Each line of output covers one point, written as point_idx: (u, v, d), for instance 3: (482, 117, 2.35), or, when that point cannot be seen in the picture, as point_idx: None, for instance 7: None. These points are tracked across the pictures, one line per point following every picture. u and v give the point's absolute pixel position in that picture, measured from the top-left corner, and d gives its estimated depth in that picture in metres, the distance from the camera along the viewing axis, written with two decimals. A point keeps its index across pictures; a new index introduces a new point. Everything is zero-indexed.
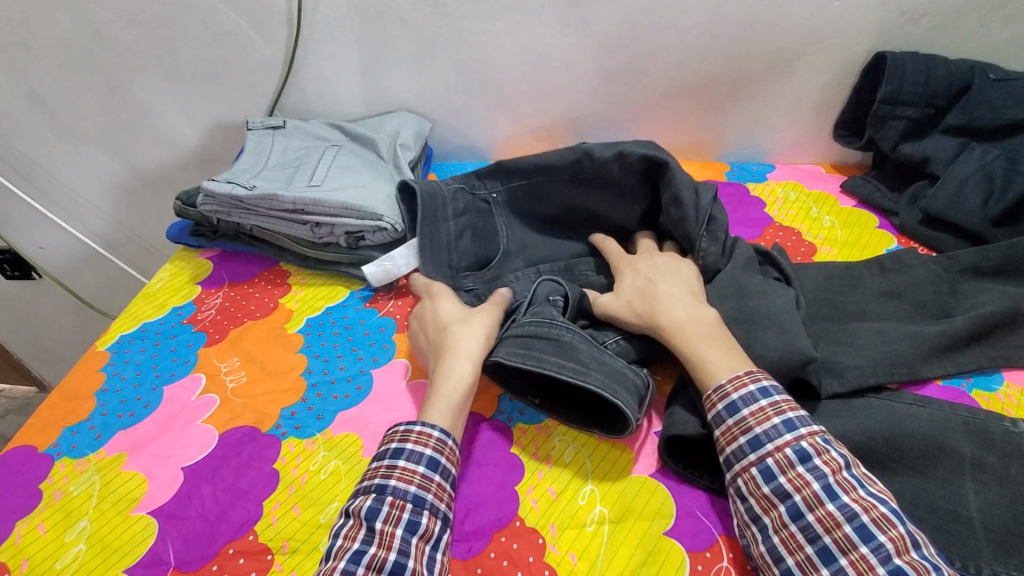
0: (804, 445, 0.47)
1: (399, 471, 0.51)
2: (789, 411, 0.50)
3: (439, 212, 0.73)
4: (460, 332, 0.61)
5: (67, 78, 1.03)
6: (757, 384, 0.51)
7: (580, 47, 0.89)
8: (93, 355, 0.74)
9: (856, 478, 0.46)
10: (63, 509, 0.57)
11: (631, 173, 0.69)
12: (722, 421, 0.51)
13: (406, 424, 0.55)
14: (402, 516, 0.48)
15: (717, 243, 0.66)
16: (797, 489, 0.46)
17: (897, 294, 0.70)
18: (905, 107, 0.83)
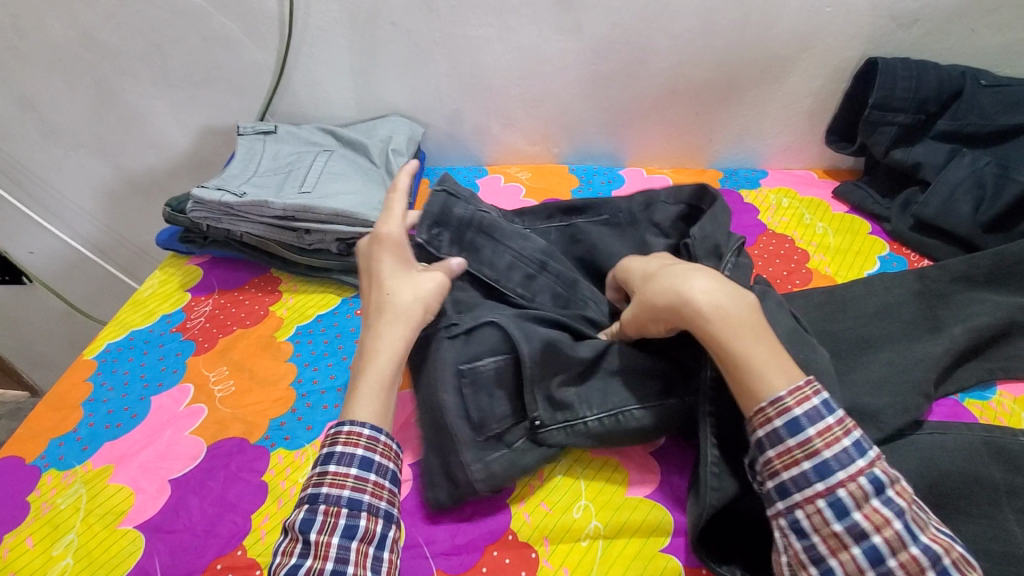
0: (878, 474, 0.43)
1: (332, 476, 0.51)
2: (855, 431, 0.45)
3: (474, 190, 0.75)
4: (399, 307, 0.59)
5: (56, 82, 1.02)
6: (819, 398, 0.46)
7: (573, 52, 0.89)
8: (80, 363, 0.73)
9: (924, 512, 0.44)
10: (50, 522, 0.57)
11: (675, 203, 0.73)
12: (763, 456, 0.46)
13: (338, 423, 0.54)
14: (337, 522, 0.48)
15: (728, 274, 0.64)
16: (876, 527, 0.42)
17: (888, 309, 0.70)
18: (896, 113, 0.84)
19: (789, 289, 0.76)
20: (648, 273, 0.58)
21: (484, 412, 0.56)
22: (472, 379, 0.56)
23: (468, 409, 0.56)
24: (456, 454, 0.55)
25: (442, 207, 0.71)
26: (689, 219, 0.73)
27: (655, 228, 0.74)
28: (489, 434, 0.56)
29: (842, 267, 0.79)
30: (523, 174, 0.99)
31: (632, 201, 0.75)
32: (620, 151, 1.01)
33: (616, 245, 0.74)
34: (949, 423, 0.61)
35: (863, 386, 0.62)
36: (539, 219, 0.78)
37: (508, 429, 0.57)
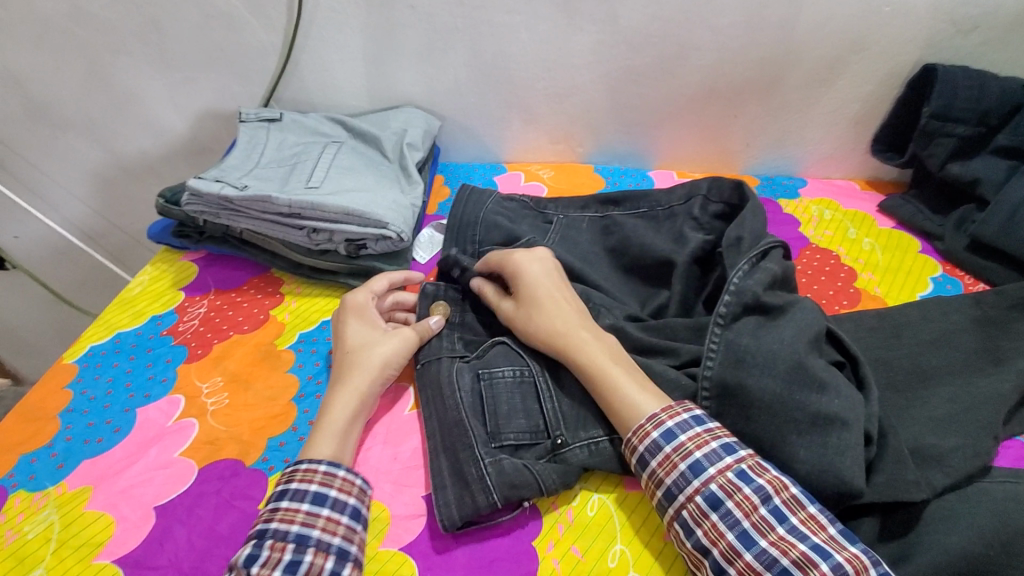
0: (714, 490, 0.46)
1: (282, 511, 0.47)
2: (695, 451, 0.47)
3: (492, 200, 0.77)
4: (366, 354, 0.59)
5: (43, 57, 0.95)
6: (659, 429, 0.49)
7: (605, 45, 0.82)
8: (59, 368, 0.66)
9: (776, 512, 0.44)
10: (14, 555, 0.50)
11: (720, 194, 0.69)
12: (671, 442, 0.48)
13: (291, 466, 0.51)
14: (282, 558, 0.45)
15: (765, 274, 0.56)
16: (713, 542, 0.44)
17: (946, 335, 0.64)
18: (955, 124, 0.79)
19: (836, 310, 0.70)
20: (538, 291, 0.60)
21: (501, 419, 0.55)
22: (489, 384, 0.57)
23: (485, 408, 0.56)
24: (468, 449, 0.53)
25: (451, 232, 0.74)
26: (729, 218, 0.69)
27: (694, 222, 0.70)
28: (504, 441, 0.54)
29: (892, 288, 0.73)
30: (544, 173, 0.92)
31: (672, 195, 0.72)
32: (648, 153, 0.95)
33: (651, 236, 0.70)
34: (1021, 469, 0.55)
35: (924, 426, 0.56)
36: (574, 210, 0.76)
37: (526, 445, 0.54)
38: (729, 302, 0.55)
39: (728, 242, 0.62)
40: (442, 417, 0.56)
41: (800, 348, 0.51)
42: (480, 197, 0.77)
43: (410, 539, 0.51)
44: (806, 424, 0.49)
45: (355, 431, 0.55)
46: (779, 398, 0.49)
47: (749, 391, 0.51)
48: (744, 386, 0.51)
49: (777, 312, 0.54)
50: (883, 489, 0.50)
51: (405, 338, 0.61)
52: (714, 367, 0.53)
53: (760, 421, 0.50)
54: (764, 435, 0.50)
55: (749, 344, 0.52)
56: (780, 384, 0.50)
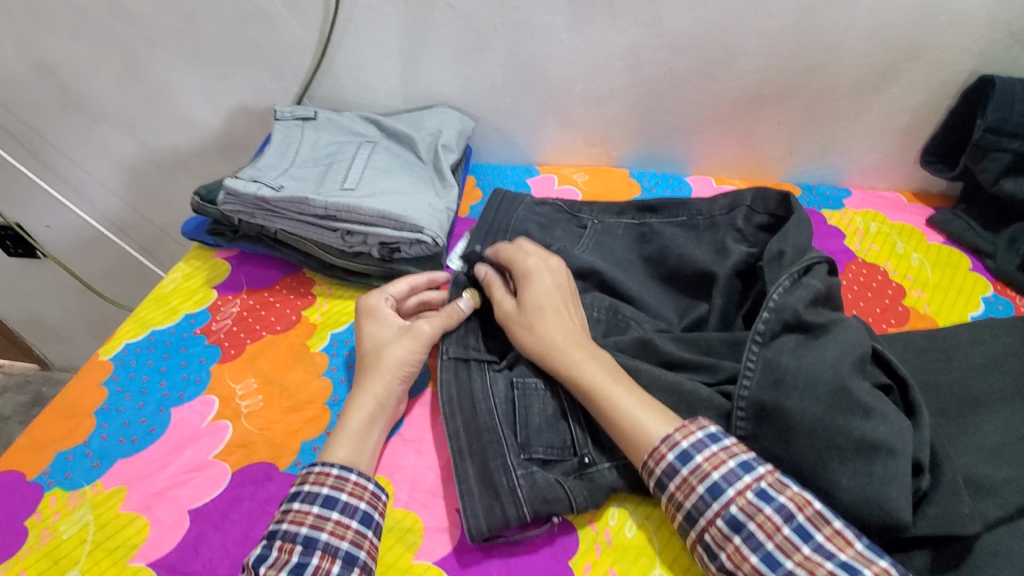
0: (734, 512, 0.44)
1: (293, 513, 0.47)
2: (713, 473, 0.45)
3: (524, 205, 0.76)
4: (382, 355, 0.58)
5: (79, 49, 0.95)
6: (674, 451, 0.47)
7: (646, 48, 0.80)
8: (94, 365, 0.66)
9: (800, 531, 0.42)
10: (50, 554, 0.50)
11: (764, 205, 0.67)
12: (688, 464, 0.46)
13: (310, 465, 0.51)
14: (289, 559, 0.45)
15: (807, 291, 0.54)
16: (738, 565, 0.43)
17: (1000, 359, 0.61)
18: (1012, 138, 0.75)
19: (883, 329, 0.67)
20: (543, 302, 0.58)
21: (531, 431, 0.55)
22: (522, 394, 0.56)
23: (517, 418, 0.55)
24: (500, 457, 0.52)
25: (481, 229, 0.73)
26: (773, 229, 0.66)
27: (737, 233, 0.67)
28: (534, 454, 0.53)
29: (942, 307, 0.70)
30: (578, 177, 0.91)
31: (714, 204, 0.70)
32: (686, 159, 0.93)
33: (692, 247, 0.68)
34: None
35: (976, 455, 0.53)
36: (610, 215, 0.75)
37: (555, 460, 0.54)
38: (768, 319, 0.54)
39: (769, 255, 0.60)
40: (470, 419, 0.55)
41: (843, 370, 0.49)
42: (512, 202, 0.76)
43: (444, 553, 0.50)
44: (850, 450, 0.47)
45: (374, 433, 0.54)
46: (819, 423, 0.48)
47: (789, 413, 0.49)
48: (783, 407, 0.49)
49: (819, 331, 0.52)
50: (936, 522, 0.47)
51: (421, 336, 0.59)
52: (751, 385, 0.52)
53: (799, 445, 0.49)
54: (805, 460, 0.48)
55: (789, 364, 0.51)
56: (822, 408, 0.48)
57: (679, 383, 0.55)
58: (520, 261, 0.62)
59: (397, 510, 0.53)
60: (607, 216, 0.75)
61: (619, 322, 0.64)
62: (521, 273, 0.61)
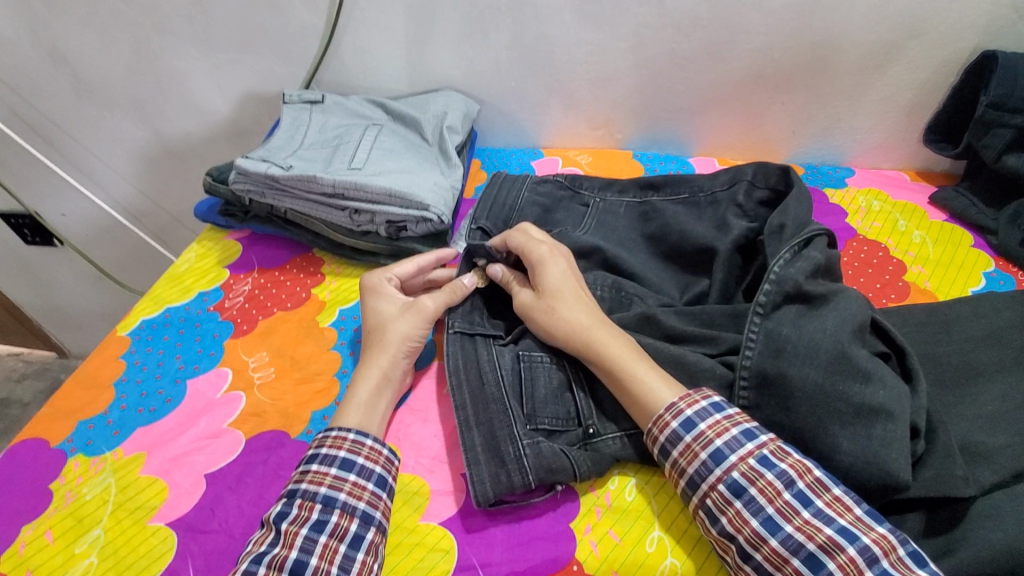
0: (736, 477, 0.44)
1: (312, 473, 0.49)
2: (716, 440, 0.46)
3: (527, 185, 0.77)
4: (387, 329, 0.59)
5: (93, 38, 0.97)
6: (678, 419, 0.48)
7: (649, 28, 0.81)
8: (112, 340, 0.69)
9: (801, 496, 0.43)
10: (73, 515, 0.53)
11: (765, 179, 0.68)
12: (691, 431, 0.47)
13: (325, 430, 0.53)
14: (309, 517, 0.46)
15: (807, 263, 0.54)
16: (738, 529, 0.43)
17: (1000, 331, 0.62)
18: (1015, 114, 0.75)
19: (884, 304, 0.68)
20: (561, 287, 0.57)
21: (536, 403, 0.55)
22: (528, 368, 0.57)
23: (522, 390, 0.56)
24: (506, 428, 0.53)
25: (484, 208, 0.74)
26: (774, 205, 0.67)
27: (738, 208, 0.68)
28: (540, 425, 0.54)
29: (943, 283, 0.71)
30: (582, 158, 0.92)
31: (715, 180, 0.70)
32: (689, 140, 0.93)
33: (693, 223, 0.69)
34: None
35: (973, 424, 0.54)
36: (612, 193, 0.76)
37: (559, 430, 0.54)
38: (769, 291, 0.53)
39: (769, 230, 0.60)
40: (477, 390, 0.56)
41: (843, 338, 0.48)
42: (515, 182, 0.77)
43: (449, 515, 0.51)
44: (850, 415, 0.46)
45: (381, 404, 0.56)
46: (821, 388, 0.47)
47: (790, 380, 0.49)
48: (785, 375, 0.49)
49: (820, 301, 0.51)
50: (930, 484, 0.48)
51: (424, 312, 0.60)
52: (753, 356, 0.51)
53: (801, 412, 0.48)
54: (806, 427, 0.48)
55: (790, 335, 0.50)
56: (822, 374, 0.48)
57: (680, 355, 0.55)
58: (532, 249, 0.61)
59: (405, 475, 0.54)
60: (610, 194, 0.76)
61: (622, 299, 0.64)
62: (536, 261, 0.60)
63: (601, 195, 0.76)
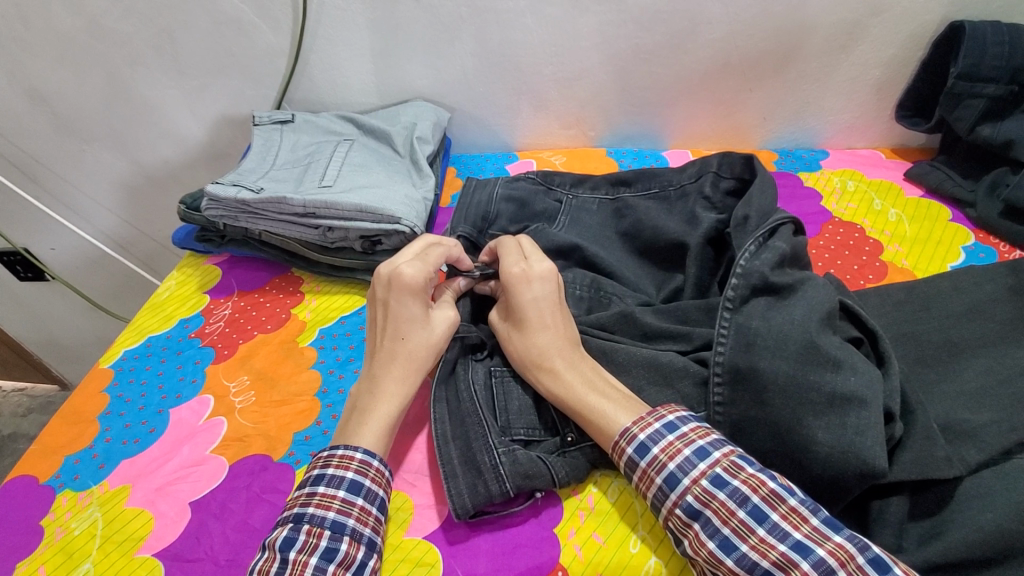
0: (690, 501, 0.44)
1: (319, 497, 0.47)
2: (668, 464, 0.46)
3: (499, 184, 0.75)
4: (416, 335, 0.55)
5: (65, 73, 0.98)
6: (632, 445, 0.48)
7: (612, 26, 0.80)
8: (95, 373, 0.69)
9: (756, 513, 0.42)
10: (64, 550, 0.53)
11: (731, 169, 0.68)
12: (645, 457, 0.47)
13: (330, 449, 0.50)
14: (319, 544, 0.44)
15: (772, 253, 0.54)
16: (697, 551, 0.43)
17: (980, 305, 0.61)
18: (985, 84, 0.75)
19: (861, 285, 0.68)
20: (533, 322, 0.55)
21: (511, 414, 0.56)
22: (501, 382, 0.58)
23: (496, 404, 0.56)
24: (482, 437, 0.53)
25: (459, 214, 0.72)
26: (741, 193, 0.68)
27: (706, 201, 0.68)
28: (516, 436, 0.54)
29: (921, 260, 0.71)
30: (557, 159, 0.92)
31: (683, 174, 0.71)
32: (663, 133, 0.93)
33: (664, 218, 0.69)
34: None
35: (955, 401, 0.53)
36: (584, 190, 0.75)
37: (536, 440, 0.55)
38: (737, 285, 0.54)
39: (734, 222, 0.60)
40: (454, 405, 0.56)
41: (811, 327, 0.49)
42: (485, 185, 0.76)
43: (433, 528, 0.51)
44: (823, 405, 0.46)
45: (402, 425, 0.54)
46: (792, 379, 0.47)
47: (762, 374, 0.48)
48: (756, 369, 0.49)
49: (787, 291, 0.52)
50: (910, 466, 0.47)
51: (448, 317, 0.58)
52: (725, 351, 0.51)
53: (775, 405, 0.48)
54: (781, 420, 0.47)
55: (759, 328, 0.50)
56: (792, 365, 0.48)
57: (653, 357, 0.55)
58: (506, 270, 0.59)
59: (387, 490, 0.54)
60: (579, 190, 0.76)
61: (601, 298, 0.64)
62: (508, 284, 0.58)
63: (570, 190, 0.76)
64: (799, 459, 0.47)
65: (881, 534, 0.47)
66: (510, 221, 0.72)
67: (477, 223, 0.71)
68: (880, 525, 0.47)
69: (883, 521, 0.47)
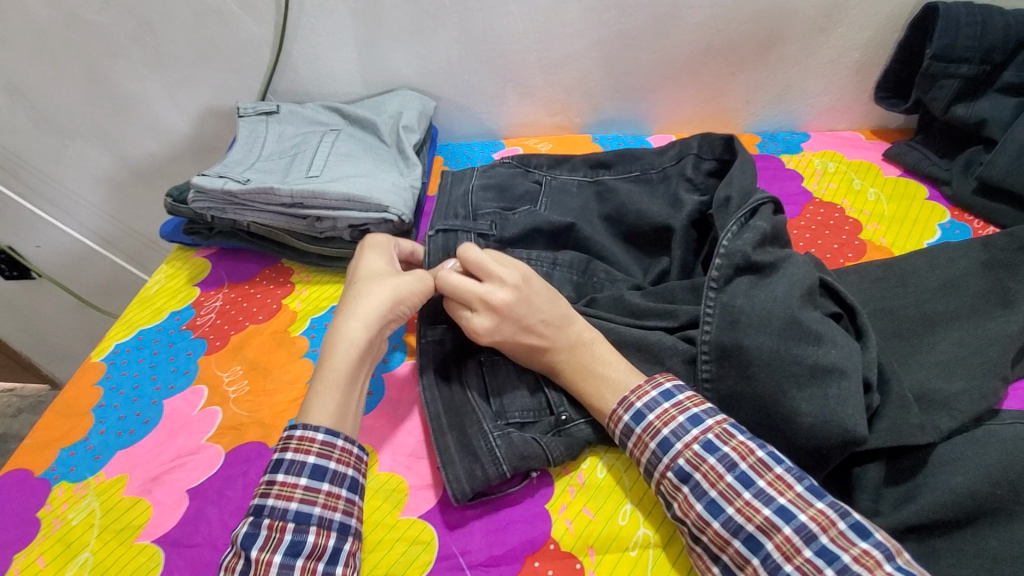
0: (681, 464, 0.46)
1: (279, 486, 0.47)
2: (663, 429, 0.48)
3: (473, 177, 0.75)
4: (381, 289, 0.57)
5: (44, 67, 0.96)
6: (629, 412, 0.50)
7: (595, 11, 0.81)
8: (87, 367, 0.69)
9: (743, 478, 0.44)
10: (62, 540, 0.54)
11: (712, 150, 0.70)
12: (641, 423, 0.49)
13: (289, 428, 0.50)
14: (282, 538, 0.45)
15: (754, 233, 0.56)
16: (685, 513, 0.45)
17: (954, 280, 0.63)
18: (959, 64, 0.77)
19: (840, 264, 0.69)
20: (527, 357, 0.55)
21: (505, 398, 0.57)
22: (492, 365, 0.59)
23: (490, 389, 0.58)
24: (477, 423, 0.55)
25: (439, 211, 0.71)
26: (722, 174, 0.69)
27: (689, 183, 0.70)
28: (510, 419, 0.56)
29: (898, 238, 0.73)
30: (543, 146, 0.92)
31: (664, 156, 0.72)
32: (648, 119, 0.94)
33: (647, 202, 0.70)
34: None
35: (930, 371, 0.55)
36: (562, 171, 0.76)
37: (531, 421, 0.56)
38: (721, 265, 0.55)
39: (716, 203, 0.62)
40: (447, 395, 0.57)
41: (793, 303, 0.50)
42: (460, 181, 0.75)
43: (429, 507, 0.53)
44: (806, 376, 0.48)
45: (357, 378, 0.54)
46: (776, 354, 0.49)
47: (747, 350, 0.50)
48: (741, 345, 0.50)
49: (769, 270, 0.54)
50: (886, 434, 0.49)
51: (423, 277, 0.59)
52: (711, 330, 0.52)
53: (760, 379, 0.49)
54: (766, 393, 0.49)
55: (743, 306, 0.52)
56: (776, 340, 0.49)
57: (642, 338, 0.57)
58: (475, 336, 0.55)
59: (382, 474, 0.55)
60: (555, 172, 0.76)
61: (591, 282, 0.65)
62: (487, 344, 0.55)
63: (545, 172, 0.76)
64: (785, 430, 0.48)
65: (860, 499, 0.49)
66: (493, 204, 0.71)
67: (462, 211, 0.70)
68: (858, 491, 0.49)
69: (862, 486, 0.49)
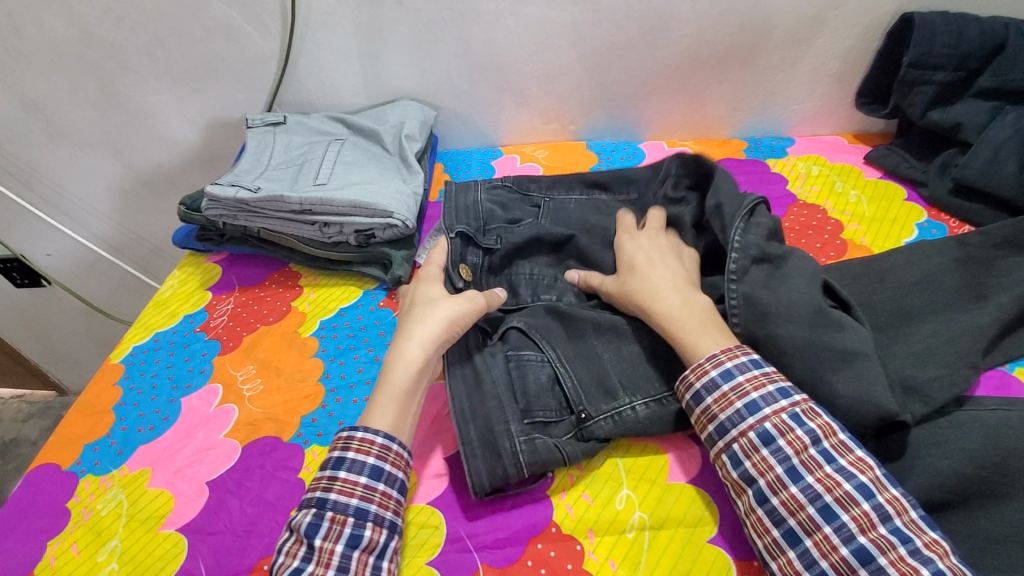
0: (768, 427, 0.48)
1: (342, 482, 0.51)
2: (752, 393, 0.50)
3: (480, 190, 0.79)
4: (438, 308, 0.61)
5: (58, 81, 1.00)
6: (718, 368, 0.52)
7: (587, 24, 0.85)
8: (108, 368, 0.73)
9: (825, 453, 0.47)
10: (93, 528, 0.57)
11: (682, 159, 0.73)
12: (729, 381, 0.51)
13: (350, 429, 0.54)
14: (343, 531, 0.48)
15: (760, 229, 0.61)
16: (761, 473, 0.48)
17: (930, 277, 0.66)
18: (935, 71, 0.81)
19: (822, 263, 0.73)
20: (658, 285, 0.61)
21: (530, 398, 0.58)
22: (519, 365, 0.60)
23: (516, 389, 0.58)
24: (504, 424, 0.56)
25: (450, 215, 0.74)
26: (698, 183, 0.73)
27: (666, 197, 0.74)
28: (535, 419, 0.57)
29: (878, 237, 0.76)
30: (539, 153, 0.96)
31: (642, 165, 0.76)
32: (640, 126, 0.98)
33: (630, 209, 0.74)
34: (1016, 400, 0.55)
35: (904, 360, 0.58)
36: (559, 191, 0.79)
37: (554, 422, 0.57)
38: (738, 259, 0.59)
39: (709, 211, 0.64)
40: (474, 388, 0.59)
41: (817, 295, 0.54)
42: (466, 191, 0.78)
43: (437, 494, 0.56)
44: (838, 360, 0.52)
45: (416, 394, 0.57)
46: (809, 342, 0.53)
47: (780, 340, 0.54)
48: (774, 335, 0.54)
49: (782, 261, 0.58)
50: None
51: (472, 302, 0.62)
52: (741, 321, 0.56)
53: (794, 367, 0.53)
54: (802, 380, 0.52)
55: (770, 298, 0.55)
56: (807, 329, 0.53)
57: None
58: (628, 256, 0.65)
59: None
60: (546, 194, 0.79)
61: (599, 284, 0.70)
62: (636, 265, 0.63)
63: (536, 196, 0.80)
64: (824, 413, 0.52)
65: None
66: (500, 218, 0.76)
67: (474, 222, 0.74)
68: None
69: None
